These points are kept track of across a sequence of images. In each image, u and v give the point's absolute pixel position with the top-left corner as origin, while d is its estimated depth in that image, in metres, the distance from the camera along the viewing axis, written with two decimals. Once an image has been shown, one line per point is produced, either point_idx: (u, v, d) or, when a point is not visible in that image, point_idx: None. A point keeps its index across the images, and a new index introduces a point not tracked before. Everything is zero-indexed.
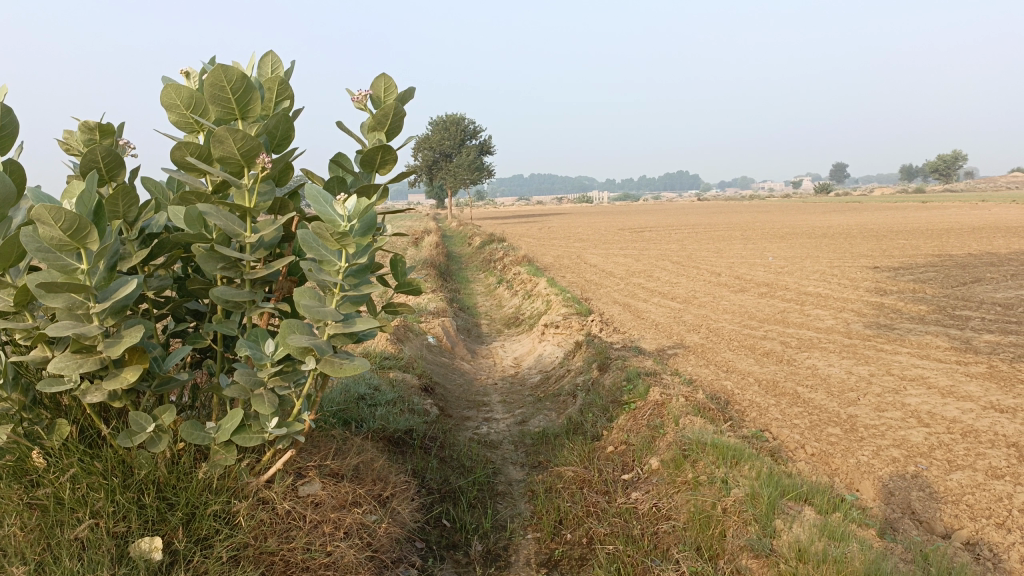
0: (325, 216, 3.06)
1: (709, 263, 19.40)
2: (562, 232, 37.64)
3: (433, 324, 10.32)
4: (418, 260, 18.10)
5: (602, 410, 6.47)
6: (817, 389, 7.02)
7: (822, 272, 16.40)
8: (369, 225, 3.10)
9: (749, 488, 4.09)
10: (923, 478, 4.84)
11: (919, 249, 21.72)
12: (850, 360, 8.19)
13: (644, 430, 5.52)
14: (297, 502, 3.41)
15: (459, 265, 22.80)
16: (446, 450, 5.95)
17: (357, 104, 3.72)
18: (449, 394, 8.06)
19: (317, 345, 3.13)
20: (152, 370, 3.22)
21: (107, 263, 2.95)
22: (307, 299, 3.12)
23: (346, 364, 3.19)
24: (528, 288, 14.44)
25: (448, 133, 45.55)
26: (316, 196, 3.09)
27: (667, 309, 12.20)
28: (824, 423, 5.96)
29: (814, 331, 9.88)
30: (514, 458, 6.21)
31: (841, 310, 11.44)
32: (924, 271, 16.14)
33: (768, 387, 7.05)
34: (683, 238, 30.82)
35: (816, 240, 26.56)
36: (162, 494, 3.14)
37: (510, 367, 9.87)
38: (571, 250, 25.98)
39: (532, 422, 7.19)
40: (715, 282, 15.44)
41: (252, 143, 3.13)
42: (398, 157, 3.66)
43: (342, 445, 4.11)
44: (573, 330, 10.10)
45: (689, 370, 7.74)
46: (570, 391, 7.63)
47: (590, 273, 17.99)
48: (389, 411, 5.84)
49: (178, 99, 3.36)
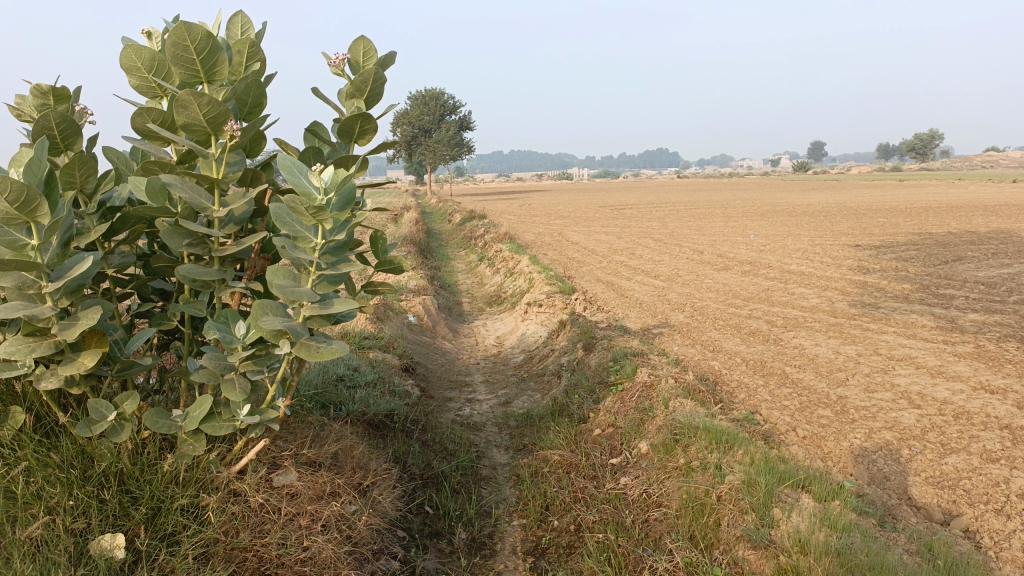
0: (300, 188, 2.82)
1: (692, 240, 19.29)
2: (543, 209, 37.37)
3: (413, 303, 10.10)
4: (397, 237, 17.80)
5: (588, 391, 6.31)
6: (805, 369, 6.92)
7: (804, 250, 16.34)
8: (347, 199, 2.87)
9: (745, 475, 3.95)
10: (917, 462, 4.75)
11: (899, 227, 21.76)
12: (837, 339, 8.10)
13: (633, 412, 5.37)
14: (272, 494, 3.20)
15: (438, 242, 22.51)
16: (428, 433, 5.76)
17: (334, 69, 3.48)
18: (430, 374, 7.86)
19: (291, 327, 2.91)
20: (113, 354, 2.98)
21: (61, 238, 2.70)
22: (280, 278, 2.90)
23: (323, 348, 2.98)
24: (509, 266, 14.24)
25: (428, 109, 44.93)
26: (290, 166, 2.85)
27: (651, 287, 12.06)
28: (814, 404, 5.85)
29: (800, 309, 9.79)
30: (498, 441, 6.04)
31: (825, 288, 11.37)
32: (905, 249, 16.12)
33: (756, 367, 6.94)
34: (665, 215, 30.75)
35: (796, 218, 26.56)
36: (125, 487, 2.93)
37: (492, 347, 9.69)
38: (551, 227, 25.79)
39: (515, 404, 7.02)
40: (698, 260, 15.32)
41: (219, 108, 2.89)
42: (378, 126, 3.43)
43: (319, 431, 3.90)
44: (556, 309, 9.93)
45: (675, 350, 7.59)
46: (555, 372, 7.47)
47: (572, 251, 17.80)
48: (369, 393, 5.64)
49: (138, 61, 3.11)
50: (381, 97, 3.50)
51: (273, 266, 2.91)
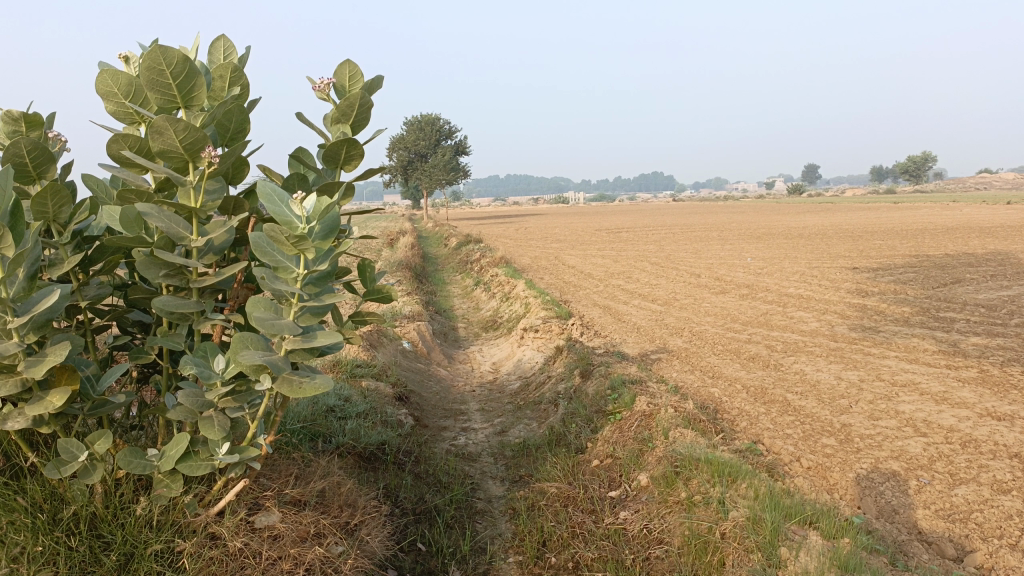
0: (280, 217, 2.71)
1: (689, 264, 19.20)
2: (540, 234, 37.33)
3: (408, 329, 9.95)
4: (392, 262, 17.69)
5: (586, 420, 6.15)
6: (807, 396, 6.77)
7: (802, 273, 16.24)
8: (330, 228, 2.75)
9: (749, 511, 3.79)
10: (926, 494, 4.59)
11: (896, 249, 21.70)
12: (838, 364, 7.96)
13: (632, 443, 5.21)
14: (252, 537, 3.03)
15: (435, 267, 22.38)
16: (422, 465, 5.59)
17: (320, 93, 3.37)
18: (425, 402, 7.70)
19: (272, 362, 2.78)
20: (85, 391, 2.86)
21: (27, 270, 2.56)
22: (261, 310, 2.78)
23: (306, 384, 2.84)
24: (505, 291, 14.11)
25: (424, 133, 45.04)
26: (270, 194, 2.74)
27: (649, 311, 11.93)
28: (817, 433, 5.69)
29: (800, 334, 9.65)
30: (493, 472, 5.87)
31: (825, 312, 11.25)
32: (904, 272, 16.03)
33: (757, 394, 6.79)
34: (661, 238, 30.70)
35: (793, 241, 26.51)
36: (96, 532, 2.78)
37: (488, 373, 9.53)
38: (548, 251, 25.69)
39: (512, 433, 6.86)
40: (696, 284, 15.20)
41: (196, 134, 2.79)
42: (364, 152, 3.32)
43: (305, 468, 3.74)
44: (553, 334, 9.79)
45: (675, 376, 7.45)
46: (551, 400, 7.31)
47: (569, 275, 17.69)
48: (361, 424, 5.48)
49: (114, 86, 3.02)
50: (367, 122, 3.39)
51: (253, 298, 2.79)
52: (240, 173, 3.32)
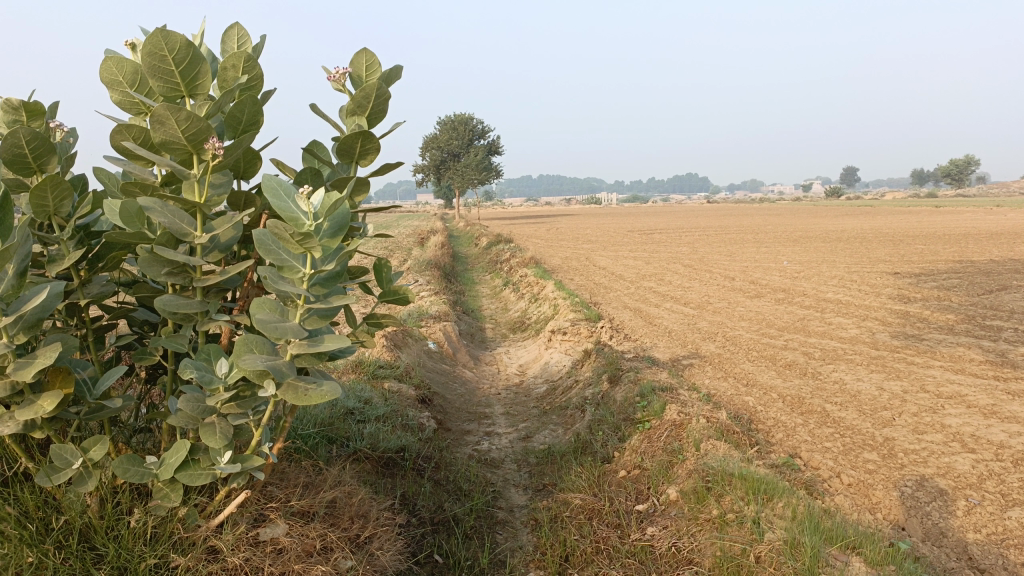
0: (285, 213, 2.55)
1: (723, 266, 18.80)
2: (571, 234, 37.02)
3: (434, 329, 9.80)
4: (421, 261, 17.56)
5: (613, 428, 5.91)
6: (847, 407, 6.46)
7: (840, 277, 15.80)
8: (338, 225, 2.57)
9: (787, 534, 3.54)
10: (978, 516, 4.29)
11: (937, 254, 21.09)
12: (879, 374, 7.62)
13: (661, 453, 4.98)
14: (254, 551, 2.86)
15: (465, 266, 22.22)
16: (442, 472, 5.41)
17: (334, 83, 3.20)
18: (448, 405, 7.52)
19: (275, 367, 2.61)
20: (81, 394, 2.74)
21: (17, 266, 2.41)
22: (264, 312, 2.61)
23: (311, 392, 2.67)
24: (534, 292, 13.91)
25: (456, 133, 44.96)
26: (275, 189, 2.59)
27: (680, 315, 11.63)
28: (857, 448, 5.41)
29: (838, 341, 9.30)
30: (516, 480, 5.67)
31: (864, 318, 10.85)
32: (947, 278, 15.50)
33: (794, 404, 6.50)
34: (695, 240, 30.22)
35: (831, 244, 25.90)
36: (89, 545, 2.63)
37: (514, 376, 9.33)
38: (579, 252, 25.39)
39: (536, 438, 6.65)
40: (730, 287, 14.84)
41: (200, 124, 2.63)
42: (380, 145, 3.14)
43: (316, 476, 3.58)
44: (582, 337, 9.55)
45: (707, 383, 7.18)
46: (578, 405, 7.08)
47: (600, 276, 17.42)
48: (380, 427, 5.31)
49: (119, 74, 2.89)
50: (384, 114, 3.21)
51: (257, 298, 2.62)
52: (252, 166, 3.16)
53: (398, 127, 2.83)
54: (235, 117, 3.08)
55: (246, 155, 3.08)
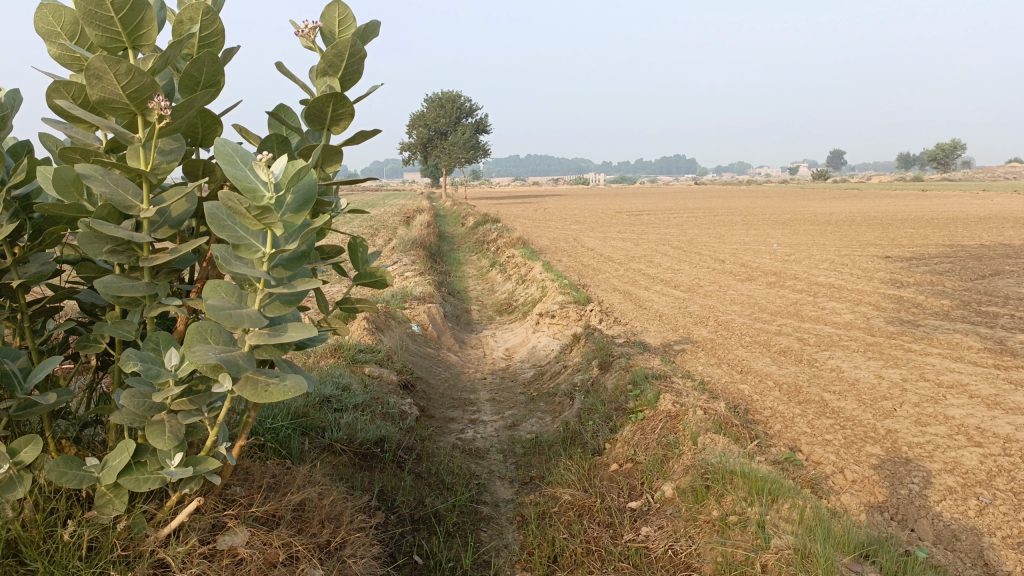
0: (241, 184, 2.20)
1: (712, 249, 18.56)
2: (558, 214, 36.70)
3: (418, 311, 9.48)
4: (406, 241, 17.20)
5: (604, 418, 5.63)
6: (846, 396, 6.21)
7: (831, 261, 15.59)
8: (302, 200, 2.27)
9: (796, 540, 3.29)
10: (991, 517, 4.05)
11: (928, 238, 20.92)
12: (877, 361, 7.38)
13: (655, 446, 4.71)
14: (210, 563, 2.58)
15: (450, 246, 21.85)
16: (425, 464, 5.12)
17: (304, 40, 2.86)
18: (432, 391, 7.23)
19: (229, 360, 2.29)
20: (12, 387, 2.42)
21: None
22: (217, 297, 2.28)
23: (273, 387, 2.37)
24: (521, 273, 13.61)
25: (443, 110, 44.29)
26: (229, 155, 2.23)
27: (671, 298, 11.37)
28: (859, 441, 5.17)
29: (833, 326, 9.06)
30: (502, 472, 5.40)
31: (858, 303, 10.63)
32: (938, 262, 15.33)
33: (791, 393, 6.25)
34: (684, 221, 30.00)
35: (820, 227, 25.75)
36: (20, 558, 2.35)
37: (500, 360, 9.05)
38: (567, 233, 25.06)
39: (523, 427, 6.38)
40: (720, 270, 14.59)
41: (142, 80, 2.28)
42: (354, 110, 2.81)
43: (284, 476, 3.28)
44: (571, 320, 9.27)
45: (700, 370, 6.91)
46: (567, 392, 6.80)
47: (588, 258, 17.13)
48: (358, 417, 5.02)
49: (57, 25, 2.53)
50: (359, 75, 2.88)
51: (210, 281, 2.30)
52: (211, 131, 2.81)
53: (375, 90, 2.51)
54: (189, 75, 2.72)
55: (202, 119, 2.73)
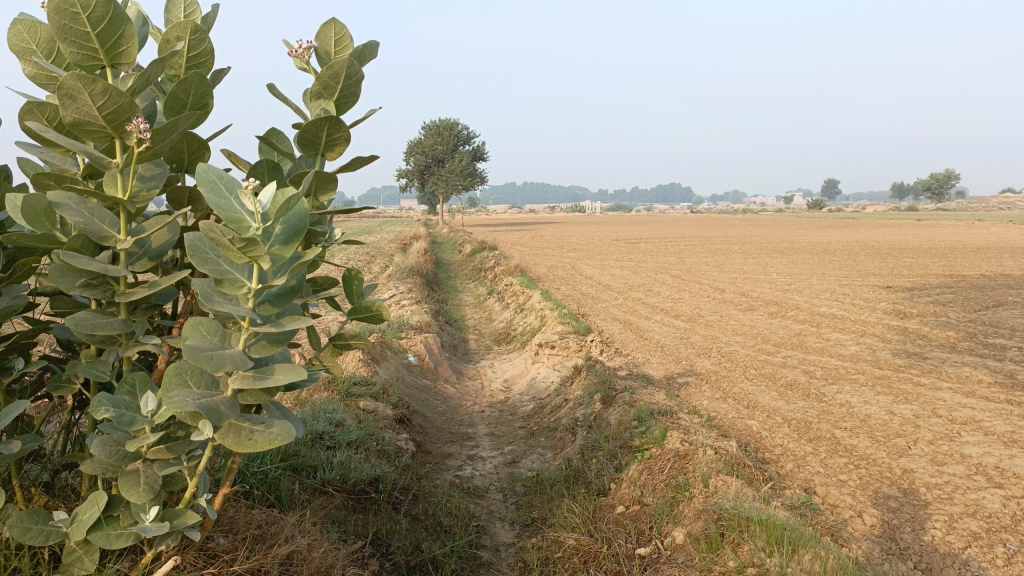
0: (224, 214, 2.03)
1: (711, 278, 18.40)
2: (554, 243, 36.60)
3: (414, 341, 9.27)
4: (403, 268, 17.02)
5: (608, 456, 5.41)
6: (858, 433, 6.00)
7: (833, 291, 15.43)
8: (292, 230, 2.09)
9: None
10: (1021, 567, 3.83)
11: (928, 268, 20.81)
12: (887, 396, 7.18)
13: (663, 488, 4.49)
14: None
15: (448, 274, 21.69)
16: (421, 506, 4.88)
17: (297, 60, 2.70)
18: (428, 425, 7.00)
19: (210, 406, 2.09)
20: None
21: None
22: (197, 336, 2.09)
23: (258, 435, 2.17)
24: (520, 302, 13.42)
25: (440, 138, 44.34)
26: (212, 182, 2.06)
27: (672, 328, 11.18)
28: (874, 482, 4.95)
29: (839, 359, 8.87)
30: (502, 513, 5.17)
31: (863, 335, 10.45)
32: (941, 293, 15.19)
33: (801, 429, 6.04)
34: (682, 249, 29.92)
35: (818, 256, 25.66)
36: None
37: (499, 392, 8.83)
38: (565, 260, 24.92)
39: (523, 464, 6.15)
40: (720, 299, 14.42)
41: (120, 100, 2.10)
42: (350, 135, 2.64)
43: (271, 525, 3.06)
44: (571, 352, 9.07)
45: (706, 405, 6.71)
46: (568, 427, 6.58)
47: (586, 286, 16.97)
48: (352, 455, 4.80)
49: (32, 42, 2.37)
50: (356, 98, 2.71)
51: (190, 319, 2.12)
52: (198, 156, 2.64)
53: (373, 113, 2.34)
54: (175, 96, 2.55)
55: (187, 143, 2.56)
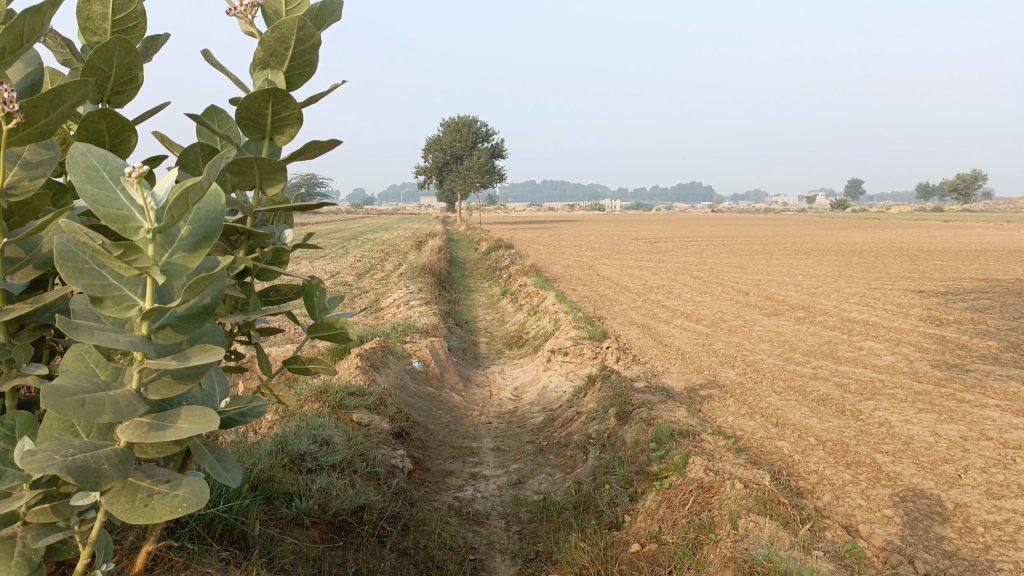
0: (106, 211, 1.49)
1: (734, 279, 17.76)
2: (572, 241, 35.96)
3: (419, 345, 8.77)
4: (414, 267, 16.54)
5: (623, 482, 4.85)
6: (901, 458, 5.41)
7: (862, 295, 14.74)
8: (201, 233, 1.57)
9: None
10: None
11: (961, 271, 20.03)
12: (930, 414, 6.58)
13: (685, 526, 3.94)
14: None
15: (462, 272, 21.19)
16: (412, 538, 4.36)
17: (243, 22, 2.14)
18: (429, 438, 6.50)
19: (87, 468, 1.56)
20: None
21: None
22: (71, 373, 1.59)
23: (156, 500, 1.65)
24: (533, 304, 12.89)
25: (459, 134, 43.76)
26: (90, 168, 1.51)
27: (692, 334, 10.60)
28: (924, 519, 4.37)
29: (874, 371, 8.24)
30: (503, 544, 4.64)
31: (897, 344, 9.80)
32: (977, 298, 14.48)
33: (837, 453, 5.46)
34: (702, 250, 29.28)
35: (843, 257, 24.89)
36: None
37: (508, 401, 8.30)
38: (582, 260, 24.36)
39: (529, 485, 5.62)
40: (743, 303, 13.80)
41: None
42: (303, 113, 2.04)
43: None
44: (585, 359, 8.53)
45: (730, 423, 6.14)
46: (579, 444, 6.04)
47: (603, 287, 16.41)
48: (335, 481, 4.30)
49: None
50: (313, 68, 2.14)
51: (74, 348, 1.64)
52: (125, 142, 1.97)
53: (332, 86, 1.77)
54: (93, 70, 1.93)
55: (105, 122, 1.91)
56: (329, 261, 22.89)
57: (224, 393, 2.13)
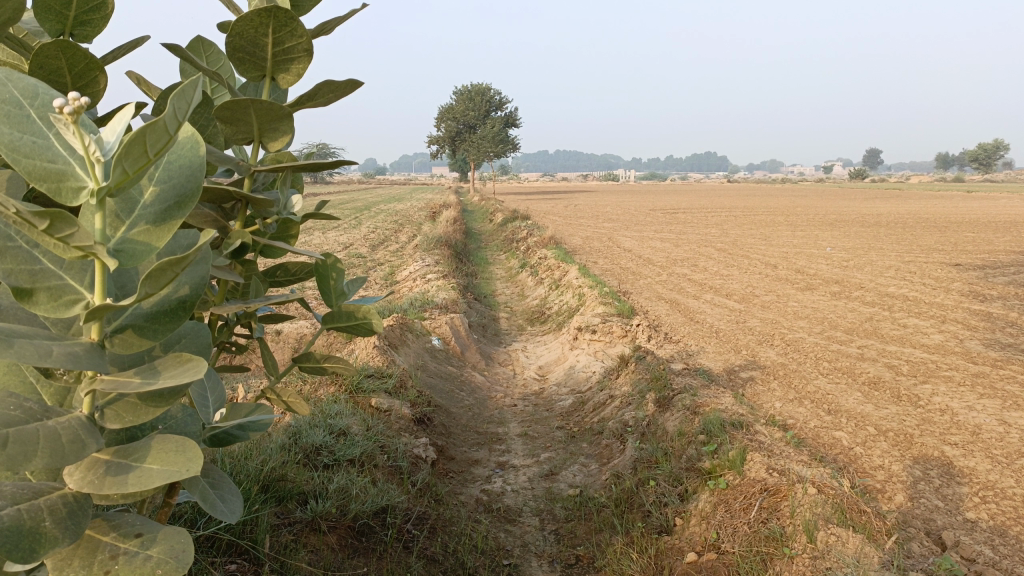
0: (32, 165, 1.02)
1: (760, 252, 17.19)
2: (588, 212, 35.32)
3: (439, 322, 8.32)
4: (430, 239, 16.05)
5: (670, 479, 4.39)
6: (972, 451, 4.93)
7: (897, 268, 14.15)
8: (173, 197, 1.09)
9: None
10: None
11: (995, 244, 19.35)
12: (994, 400, 6.07)
13: (749, 535, 3.49)
14: None
15: (479, 245, 20.69)
16: (440, 541, 3.92)
17: None
18: (452, 423, 6.07)
19: (16, 529, 1.04)
20: None
21: None
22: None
23: (122, 566, 1.14)
24: (554, 277, 12.39)
25: (472, 104, 42.94)
26: (9, 103, 1.03)
27: (724, 310, 10.09)
28: (1013, 524, 3.90)
29: (924, 351, 7.72)
30: (539, 547, 4.20)
31: (943, 321, 9.26)
32: (1017, 272, 13.85)
33: (902, 444, 4.98)
34: (723, 221, 28.59)
35: (870, 229, 24.17)
36: None
37: (533, 381, 7.86)
38: (601, 232, 23.79)
39: (562, 476, 5.19)
40: (773, 276, 13.24)
41: None
42: (312, 44, 1.55)
43: None
44: (615, 338, 8.07)
45: (780, 410, 5.66)
46: (615, 432, 5.59)
47: (625, 260, 15.90)
48: (354, 479, 3.87)
49: None
50: None
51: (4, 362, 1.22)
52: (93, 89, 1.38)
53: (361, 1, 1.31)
54: None
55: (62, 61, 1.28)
56: (341, 233, 22.42)
57: (218, 402, 1.65)
